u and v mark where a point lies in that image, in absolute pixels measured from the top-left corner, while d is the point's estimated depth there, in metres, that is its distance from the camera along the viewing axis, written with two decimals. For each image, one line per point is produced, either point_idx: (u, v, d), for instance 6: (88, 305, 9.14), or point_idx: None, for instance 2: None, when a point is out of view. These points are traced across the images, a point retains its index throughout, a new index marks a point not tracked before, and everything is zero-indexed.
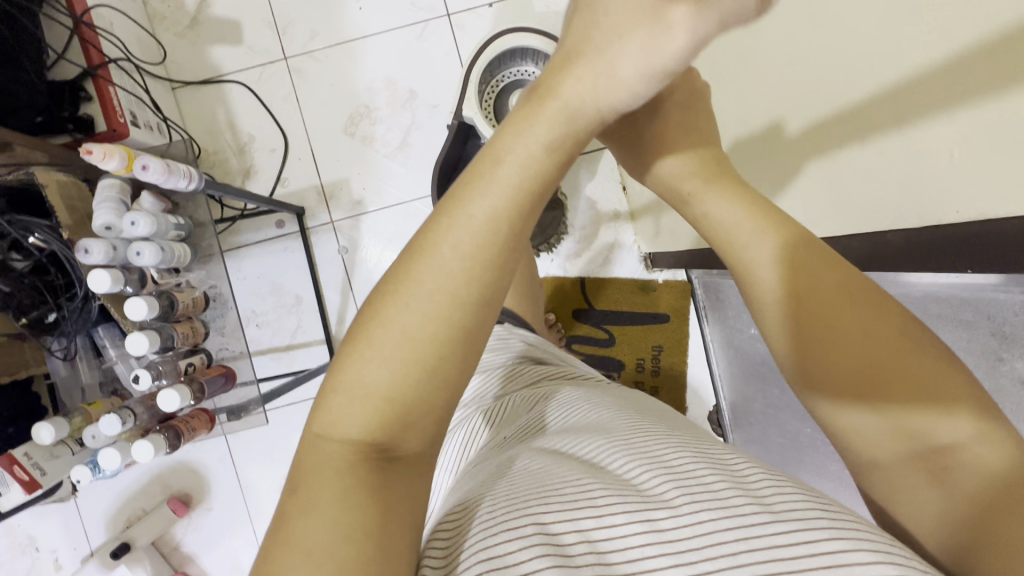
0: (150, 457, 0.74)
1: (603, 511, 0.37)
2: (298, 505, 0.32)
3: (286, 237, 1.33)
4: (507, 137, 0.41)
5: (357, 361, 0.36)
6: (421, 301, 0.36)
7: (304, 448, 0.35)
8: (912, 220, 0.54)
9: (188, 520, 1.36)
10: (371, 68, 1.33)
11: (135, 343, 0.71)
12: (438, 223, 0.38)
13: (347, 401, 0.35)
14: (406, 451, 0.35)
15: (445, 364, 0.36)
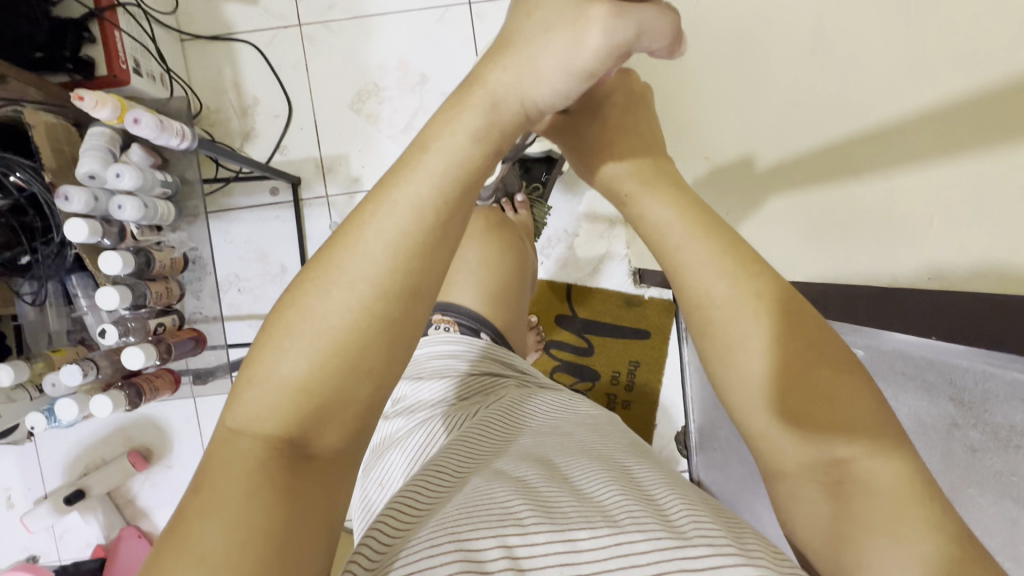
0: (109, 412, 0.74)
1: (527, 529, 0.38)
2: (201, 505, 0.32)
3: (278, 206, 1.32)
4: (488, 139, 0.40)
5: (274, 351, 0.35)
6: (340, 290, 0.35)
7: (215, 445, 0.35)
8: (893, 277, 0.55)
9: (146, 476, 1.36)
10: (385, 47, 1.31)
11: (106, 297, 0.70)
12: (377, 206, 0.37)
13: (259, 391, 0.35)
14: (321, 448, 0.35)
15: (367, 354, 0.35)
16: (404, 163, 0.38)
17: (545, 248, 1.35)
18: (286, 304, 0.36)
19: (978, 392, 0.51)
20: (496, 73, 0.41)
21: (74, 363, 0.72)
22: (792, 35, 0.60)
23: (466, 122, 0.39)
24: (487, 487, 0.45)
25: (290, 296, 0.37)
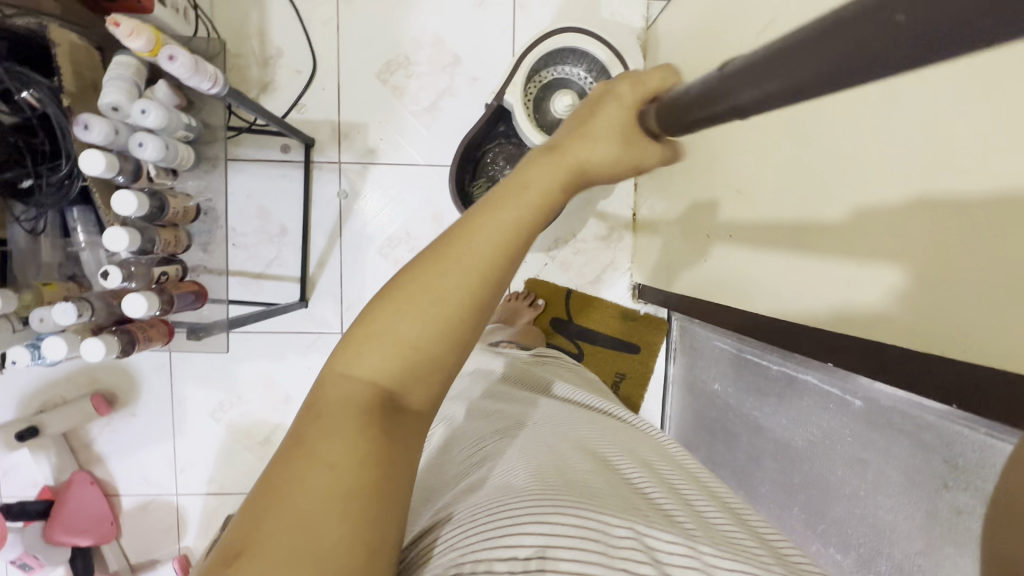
0: (100, 357, 0.70)
1: (647, 522, 0.41)
2: (316, 431, 0.35)
3: (287, 164, 1.28)
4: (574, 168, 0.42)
5: (392, 312, 0.37)
6: (462, 268, 0.38)
7: (325, 380, 0.37)
8: (911, 342, 0.58)
9: (107, 420, 1.31)
10: (422, 20, 1.28)
11: (114, 238, 0.66)
12: (485, 214, 0.39)
13: (376, 344, 0.37)
14: (411, 405, 0.38)
15: (470, 327, 0.38)
16: (510, 189, 0.40)
17: (553, 251, 1.34)
18: (415, 266, 0.38)
19: (977, 459, 0.55)
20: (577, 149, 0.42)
21: (70, 301, 0.68)
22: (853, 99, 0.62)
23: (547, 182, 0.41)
24: (603, 481, 0.47)
25: (417, 263, 0.39)
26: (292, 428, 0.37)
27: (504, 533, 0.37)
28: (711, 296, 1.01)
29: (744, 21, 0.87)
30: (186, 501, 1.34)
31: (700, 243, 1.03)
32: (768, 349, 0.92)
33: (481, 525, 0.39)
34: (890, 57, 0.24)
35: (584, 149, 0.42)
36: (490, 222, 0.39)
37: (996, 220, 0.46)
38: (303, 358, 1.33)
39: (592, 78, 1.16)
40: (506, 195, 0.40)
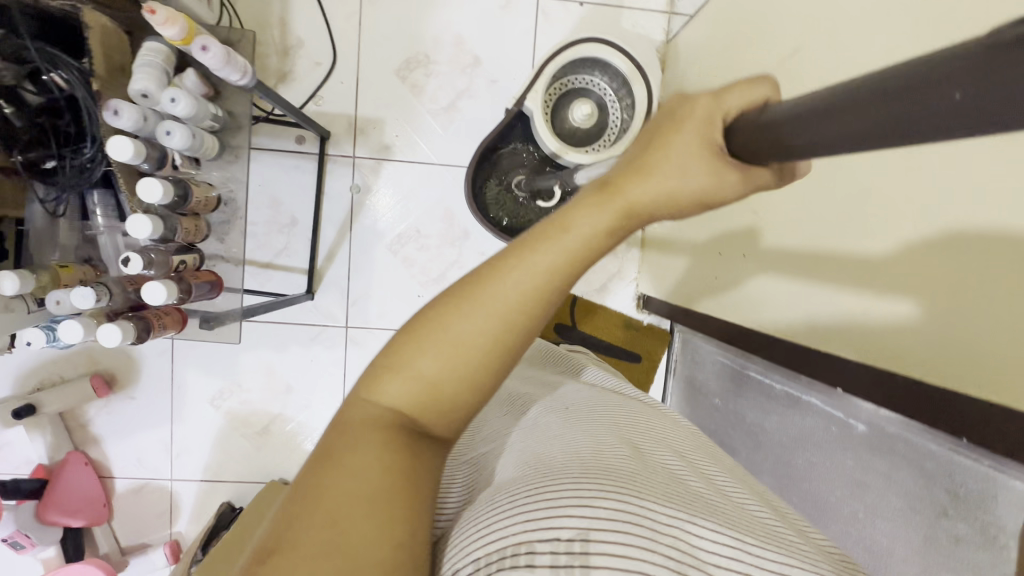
0: (116, 343, 0.70)
1: (693, 512, 0.38)
2: (337, 452, 0.36)
3: (302, 155, 1.28)
4: (625, 204, 0.39)
5: (415, 347, 0.38)
6: (488, 307, 0.38)
7: (350, 404, 0.39)
8: (927, 374, 0.59)
9: (105, 402, 1.30)
10: (445, 19, 1.28)
11: (137, 226, 0.66)
12: (518, 256, 0.39)
13: (399, 376, 0.38)
14: (432, 436, 0.38)
15: (494, 365, 0.39)
16: (549, 232, 0.39)
17: None
18: (440, 302, 0.39)
19: (978, 490, 0.57)
20: (634, 185, 0.39)
21: (89, 286, 0.68)
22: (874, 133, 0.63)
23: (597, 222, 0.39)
24: (640, 465, 0.45)
25: (441, 300, 0.40)
26: (317, 446, 0.38)
27: (545, 513, 0.35)
28: (730, 314, 1.02)
29: (767, 46, 0.88)
30: (180, 486, 1.34)
31: (723, 263, 1.04)
32: (772, 368, 0.93)
33: (519, 504, 0.37)
34: (942, 113, 0.25)
35: (638, 184, 0.39)
36: (519, 263, 0.39)
37: (1014, 258, 0.48)
38: (306, 350, 1.33)
39: (611, 89, 1.17)
40: (542, 237, 0.39)
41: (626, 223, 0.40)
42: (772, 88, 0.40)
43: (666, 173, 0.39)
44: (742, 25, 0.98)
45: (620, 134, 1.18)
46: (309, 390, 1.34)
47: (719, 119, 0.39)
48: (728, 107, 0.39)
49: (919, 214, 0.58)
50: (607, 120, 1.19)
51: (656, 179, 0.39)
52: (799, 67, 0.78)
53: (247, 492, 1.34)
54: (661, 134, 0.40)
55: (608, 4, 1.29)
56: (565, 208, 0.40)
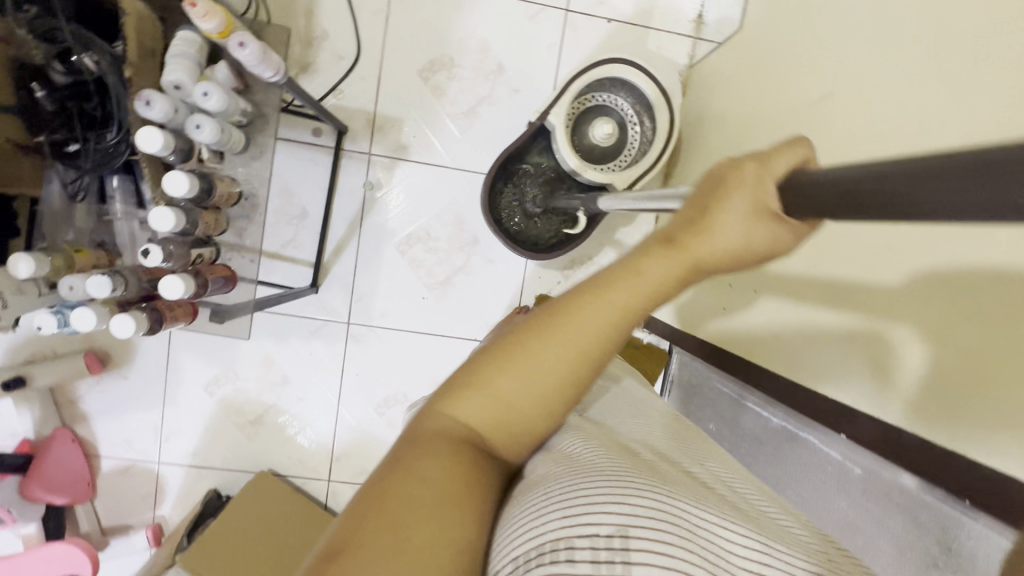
0: (129, 334, 0.69)
1: (722, 516, 0.39)
2: (413, 453, 0.39)
3: (317, 148, 1.27)
4: (692, 259, 0.41)
5: (495, 368, 0.42)
6: (562, 339, 0.41)
7: (424, 415, 0.42)
8: (938, 433, 0.60)
9: (97, 380, 1.29)
10: (472, 24, 1.27)
11: (160, 218, 0.66)
12: (594, 296, 0.41)
13: (477, 393, 0.42)
14: (500, 451, 0.43)
15: (560, 394, 0.42)
16: (621, 274, 0.42)
17: (567, 270, 1.34)
18: (516, 332, 0.43)
19: (970, 546, 0.57)
20: (694, 247, 0.41)
21: (105, 274, 0.67)
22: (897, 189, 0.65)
23: (658, 276, 0.41)
24: (666, 470, 0.46)
25: (515, 330, 0.43)
26: (389, 451, 0.41)
27: (581, 510, 0.36)
28: (743, 348, 1.03)
29: (794, 84, 0.89)
30: (167, 470, 1.32)
31: (745, 296, 1.04)
32: (772, 402, 0.94)
33: (556, 501, 0.38)
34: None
35: (700, 244, 0.41)
36: (591, 301, 0.41)
37: None
38: (305, 343, 1.32)
39: (633, 111, 1.18)
40: (611, 277, 0.42)
41: (692, 276, 0.42)
42: (812, 150, 0.41)
43: (725, 235, 0.40)
44: (768, 60, 0.98)
45: (637, 157, 1.19)
46: (305, 384, 1.33)
47: (767, 181, 0.40)
48: (775, 170, 0.40)
49: (932, 274, 0.61)
50: (625, 141, 1.20)
51: (715, 239, 0.41)
52: (826, 113, 0.79)
53: (235, 481, 1.33)
54: (716, 197, 0.41)
55: (635, 24, 1.30)
56: (631, 261, 0.42)
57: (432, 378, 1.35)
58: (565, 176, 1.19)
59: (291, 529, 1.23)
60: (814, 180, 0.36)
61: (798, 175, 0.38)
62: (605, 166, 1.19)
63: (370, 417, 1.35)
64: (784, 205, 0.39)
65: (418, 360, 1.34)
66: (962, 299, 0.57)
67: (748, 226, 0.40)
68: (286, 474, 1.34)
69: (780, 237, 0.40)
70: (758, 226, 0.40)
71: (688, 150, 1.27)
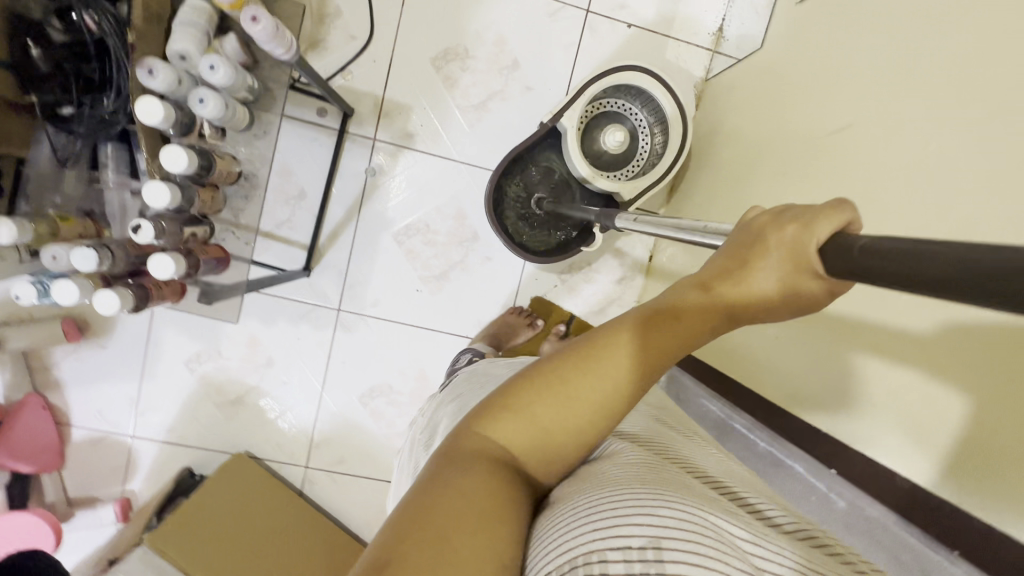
0: (113, 311, 0.66)
1: (757, 533, 0.39)
2: (454, 472, 0.41)
3: (321, 128, 1.24)
4: (727, 307, 0.44)
5: (533, 395, 0.45)
6: (600, 374, 0.45)
7: (463, 434, 0.45)
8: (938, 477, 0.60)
9: (73, 347, 1.25)
10: (490, 17, 1.25)
11: (155, 194, 0.63)
12: (628, 336, 0.45)
13: (515, 417, 0.45)
14: (532, 472, 0.45)
15: (593, 423, 0.45)
16: (656, 318, 0.45)
17: (564, 274, 1.33)
18: (554, 362, 0.46)
19: None
20: (727, 299, 0.43)
21: (92, 247, 0.64)
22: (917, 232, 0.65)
23: (688, 325, 0.44)
24: (695, 484, 0.47)
25: (554, 360, 0.46)
26: (428, 465, 0.44)
27: (612, 522, 0.38)
28: (737, 369, 1.03)
29: (812, 108, 0.88)
30: (140, 445, 1.29)
31: None
32: (761, 427, 0.91)
33: (586, 514, 0.39)
34: None
35: (733, 296, 0.43)
36: (628, 340, 0.45)
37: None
38: (293, 327, 1.29)
39: (647, 122, 1.17)
40: (648, 319, 0.45)
41: (723, 323, 0.45)
42: (858, 213, 0.38)
43: (757, 294, 0.42)
44: (787, 80, 0.97)
45: (645, 168, 1.18)
46: (290, 367, 1.30)
47: (807, 246, 0.39)
48: (819, 233, 0.38)
49: (942, 317, 0.60)
50: (636, 150, 1.19)
51: (747, 295, 0.43)
52: (843, 144, 0.79)
53: (209, 461, 1.30)
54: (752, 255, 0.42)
55: (655, 32, 1.28)
56: (663, 302, 0.46)
57: (420, 372, 1.33)
58: (572, 182, 1.19)
59: (265, 513, 1.21)
60: (868, 252, 0.34)
61: (843, 240, 0.37)
62: (613, 175, 1.18)
63: (353, 406, 1.32)
64: (822, 271, 0.39)
65: (407, 353, 1.32)
66: (971, 346, 0.57)
67: (781, 286, 0.41)
68: (263, 458, 1.31)
69: (815, 298, 0.41)
70: (792, 287, 0.41)
71: (698, 165, 1.26)
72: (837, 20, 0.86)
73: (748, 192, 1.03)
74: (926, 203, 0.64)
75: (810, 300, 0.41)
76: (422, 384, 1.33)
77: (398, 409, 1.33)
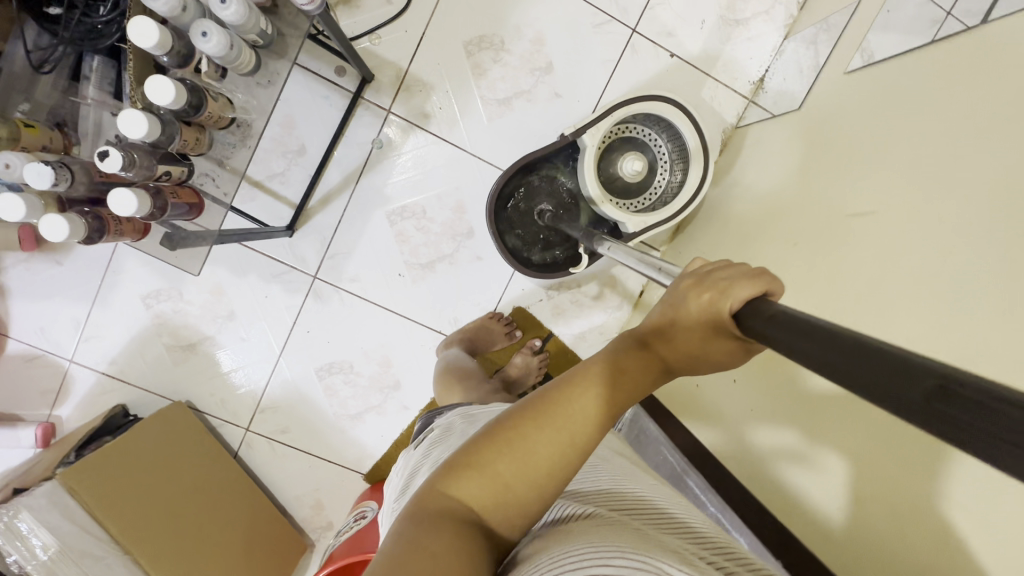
0: (60, 239, 0.60)
1: None
2: (422, 535, 0.43)
3: (335, 87, 1.18)
4: (665, 359, 0.48)
5: (493, 453, 0.47)
6: (555, 429, 0.47)
7: (428, 495, 0.47)
8: None
9: (27, 256, 1.18)
10: (534, 14, 1.20)
11: (131, 122, 0.58)
12: (580, 391, 0.48)
13: (477, 475, 0.47)
14: (499, 527, 0.47)
15: (552, 476, 0.47)
16: (601, 373, 0.48)
17: (552, 290, 1.29)
18: (510, 420, 0.48)
19: None
20: (662, 350, 0.48)
21: (48, 165, 0.58)
22: (919, 341, 0.62)
23: (629, 375, 0.48)
24: (666, 546, 0.47)
25: (510, 419, 0.48)
26: (395, 530, 0.45)
27: None
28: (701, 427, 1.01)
29: (836, 185, 0.85)
30: (78, 372, 1.23)
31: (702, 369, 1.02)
32: (712, 490, 0.87)
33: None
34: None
35: (666, 350, 0.47)
36: (581, 398, 0.48)
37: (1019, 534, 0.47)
38: (262, 285, 1.24)
39: (668, 157, 1.13)
40: (598, 375, 0.48)
41: (662, 373, 0.49)
42: (775, 281, 0.42)
43: (685, 349, 0.46)
44: (817, 149, 0.95)
45: (656, 204, 1.15)
46: (251, 324, 1.25)
47: (723, 309, 0.42)
48: (734, 299, 0.42)
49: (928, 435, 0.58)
50: (651, 183, 1.15)
51: (676, 349, 0.47)
52: (861, 229, 0.76)
53: (148, 403, 1.24)
54: (675, 315, 0.46)
55: (695, 68, 1.25)
56: (603, 357, 0.49)
57: (384, 358, 1.28)
58: (580, 201, 1.15)
59: (193, 468, 1.15)
60: (767, 316, 0.37)
61: (752, 305, 0.40)
62: (623, 203, 1.14)
63: (309, 377, 1.27)
64: (737, 333, 0.42)
65: (375, 335, 1.27)
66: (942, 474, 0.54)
67: (705, 342, 0.45)
68: (204, 411, 1.26)
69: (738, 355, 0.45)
70: (714, 345, 0.45)
71: (710, 210, 1.23)
72: (879, 99, 0.84)
73: (757, 252, 1.01)
74: (936, 313, 0.61)
75: (734, 357, 0.46)
76: (384, 370, 1.28)
77: (354, 389, 1.28)
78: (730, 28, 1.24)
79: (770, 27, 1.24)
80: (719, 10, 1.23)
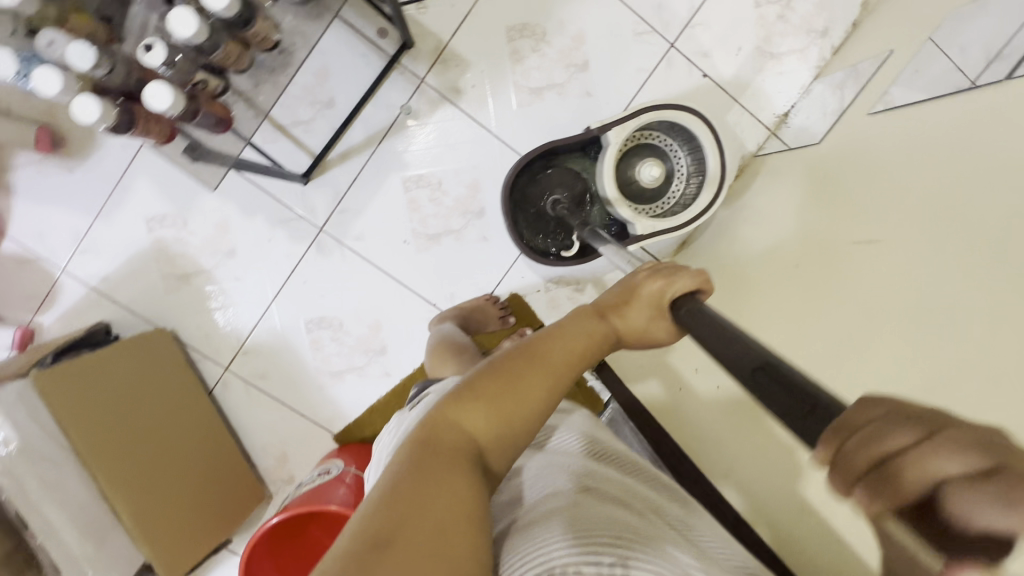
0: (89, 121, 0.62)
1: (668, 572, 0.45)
2: (432, 463, 0.46)
3: (375, 47, 1.20)
4: (624, 326, 0.56)
5: (496, 389, 0.51)
6: (550, 371, 0.52)
7: (436, 426, 0.49)
8: None
9: (39, 160, 1.18)
10: (578, 12, 1.23)
11: (182, 19, 0.60)
12: (557, 340, 0.54)
13: (482, 407, 0.50)
14: (494, 463, 0.50)
15: (542, 414, 0.52)
16: (573, 331, 0.55)
17: (551, 283, 1.30)
18: (510, 361, 0.52)
19: None
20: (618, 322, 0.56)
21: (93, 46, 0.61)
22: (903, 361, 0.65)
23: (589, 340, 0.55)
24: (634, 517, 0.53)
25: (509, 361, 0.52)
26: (405, 459, 0.47)
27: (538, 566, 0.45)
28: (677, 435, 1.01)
29: (843, 215, 0.88)
30: (68, 282, 1.22)
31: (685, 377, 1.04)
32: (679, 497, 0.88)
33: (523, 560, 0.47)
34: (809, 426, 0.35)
35: (622, 320, 0.56)
36: (574, 353, 0.54)
37: None
38: (268, 229, 1.24)
39: (686, 170, 1.15)
40: (581, 332, 0.55)
41: (615, 341, 0.57)
42: (708, 282, 0.55)
43: (633, 321, 0.56)
44: (828, 181, 0.97)
45: (666, 215, 1.16)
46: (249, 266, 1.25)
47: (665, 297, 0.54)
48: (676, 290, 0.54)
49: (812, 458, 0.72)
50: (665, 193, 1.17)
51: (627, 319, 0.56)
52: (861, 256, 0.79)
53: (132, 325, 1.24)
54: (630, 296, 0.57)
55: (725, 91, 1.28)
56: (564, 319, 0.57)
57: (374, 322, 1.28)
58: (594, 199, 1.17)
59: (169, 394, 1.15)
60: (696, 307, 0.51)
61: (690, 296, 0.53)
62: (636, 207, 1.16)
63: (297, 327, 1.27)
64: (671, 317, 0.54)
65: (369, 297, 1.27)
66: None
67: (648, 321, 0.55)
68: (188, 343, 1.26)
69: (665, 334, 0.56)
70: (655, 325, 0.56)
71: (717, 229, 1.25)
72: (896, 140, 0.87)
73: (758, 272, 1.03)
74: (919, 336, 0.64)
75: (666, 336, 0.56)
76: (373, 334, 1.28)
77: (340, 347, 1.28)
78: (764, 59, 1.28)
79: (802, 65, 1.28)
80: (756, 40, 1.27)
